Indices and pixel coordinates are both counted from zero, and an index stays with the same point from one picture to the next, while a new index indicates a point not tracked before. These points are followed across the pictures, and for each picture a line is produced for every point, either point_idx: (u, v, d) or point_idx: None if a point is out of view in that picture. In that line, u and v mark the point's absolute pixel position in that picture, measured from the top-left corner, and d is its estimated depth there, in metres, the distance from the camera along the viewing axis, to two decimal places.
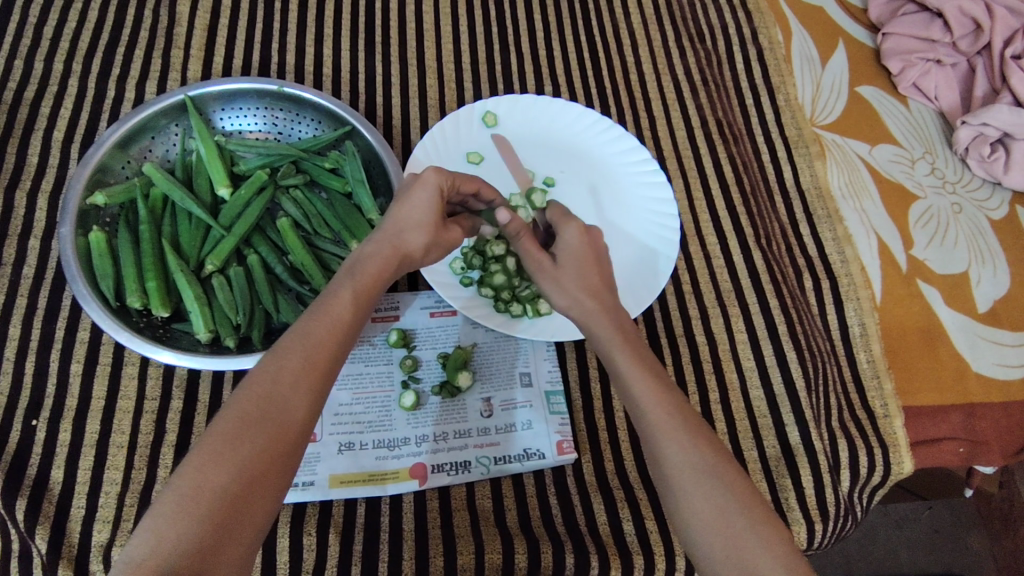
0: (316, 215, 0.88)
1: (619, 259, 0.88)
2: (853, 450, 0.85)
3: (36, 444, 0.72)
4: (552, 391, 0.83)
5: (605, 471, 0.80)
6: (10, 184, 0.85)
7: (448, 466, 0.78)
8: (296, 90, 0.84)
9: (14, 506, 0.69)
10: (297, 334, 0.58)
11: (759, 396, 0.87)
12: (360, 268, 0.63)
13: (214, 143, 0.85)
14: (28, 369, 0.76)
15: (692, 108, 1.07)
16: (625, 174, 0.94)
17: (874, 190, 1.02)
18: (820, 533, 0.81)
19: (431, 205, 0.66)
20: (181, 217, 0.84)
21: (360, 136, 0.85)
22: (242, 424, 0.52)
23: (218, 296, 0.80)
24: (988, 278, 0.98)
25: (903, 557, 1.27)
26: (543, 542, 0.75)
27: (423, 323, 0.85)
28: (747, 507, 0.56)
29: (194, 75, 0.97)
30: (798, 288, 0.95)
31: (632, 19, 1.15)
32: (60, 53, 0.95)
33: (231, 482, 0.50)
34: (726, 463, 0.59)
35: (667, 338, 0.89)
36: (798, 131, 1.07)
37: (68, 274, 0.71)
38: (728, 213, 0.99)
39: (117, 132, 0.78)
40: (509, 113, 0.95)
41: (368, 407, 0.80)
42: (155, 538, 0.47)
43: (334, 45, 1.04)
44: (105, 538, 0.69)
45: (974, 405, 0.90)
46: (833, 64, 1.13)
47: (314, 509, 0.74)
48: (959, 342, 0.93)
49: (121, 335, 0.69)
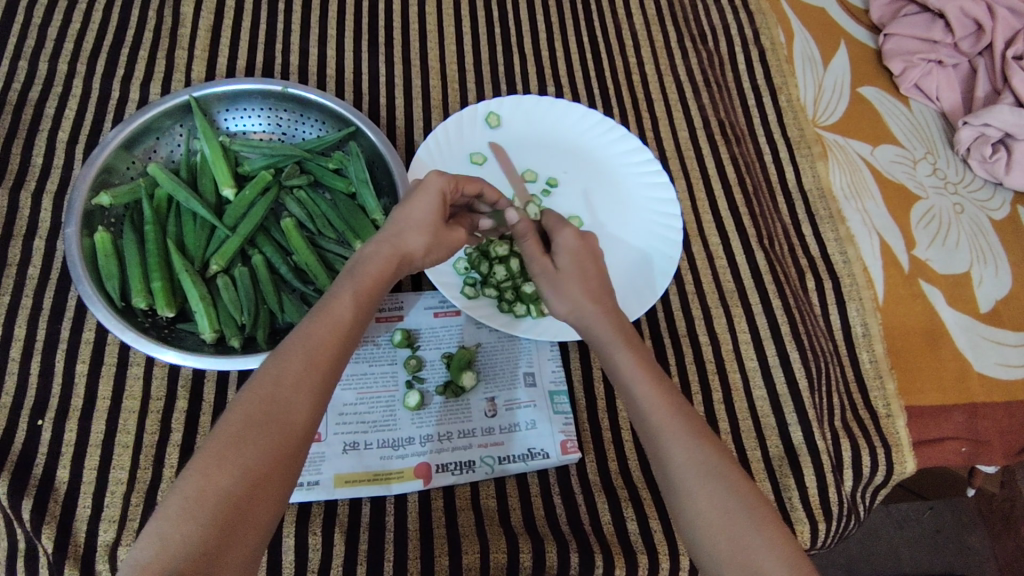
0: (321, 216, 0.88)
1: (621, 260, 0.89)
2: (855, 450, 0.85)
3: (41, 444, 0.72)
4: (555, 391, 0.83)
5: (610, 471, 0.80)
6: (15, 183, 0.85)
7: (452, 466, 0.78)
8: (300, 91, 0.85)
9: (20, 506, 0.69)
10: (299, 336, 0.58)
11: (762, 395, 0.87)
12: (360, 268, 0.63)
13: (219, 144, 0.85)
14: (34, 370, 0.76)
15: (695, 108, 1.07)
16: (628, 174, 0.94)
17: (876, 190, 1.02)
18: (823, 532, 0.82)
19: (433, 207, 0.67)
20: (186, 217, 0.85)
21: (364, 136, 0.85)
22: (246, 427, 0.52)
23: (223, 296, 0.80)
24: (990, 278, 0.98)
25: (903, 556, 1.28)
26: (548, 542, 0.75)
27: (427, 323, 0.86)
28: (751, 508, 0.56)
29: (197, 76, 0.97)
30: (800, 289, 0.95)
31: (634, 20, 1.15)
32: (65, 54, 0.95)
33: (235, 484, 0.50)
34: (730, 464, 0.59)
35: (670, 338, 0.89)
36: (800, 131, 1.07)
37: (74, 275, 0.71)
38: (730, 214, 0.99)
39: (122, 132, 0.79)
40: (512, 114, 0.95)
41: (373, 407, 0.80)
42: (161, 541, 0.47)
43: (338, 46, 1.04)
44: (111, 538, 0.70)
45: (976, 405, 0.90)
46: (835, 64, 1.13)
47: (319, 508, 0.74)
48: (961, 343, 0.93)
49: (127, 335, 0.70)
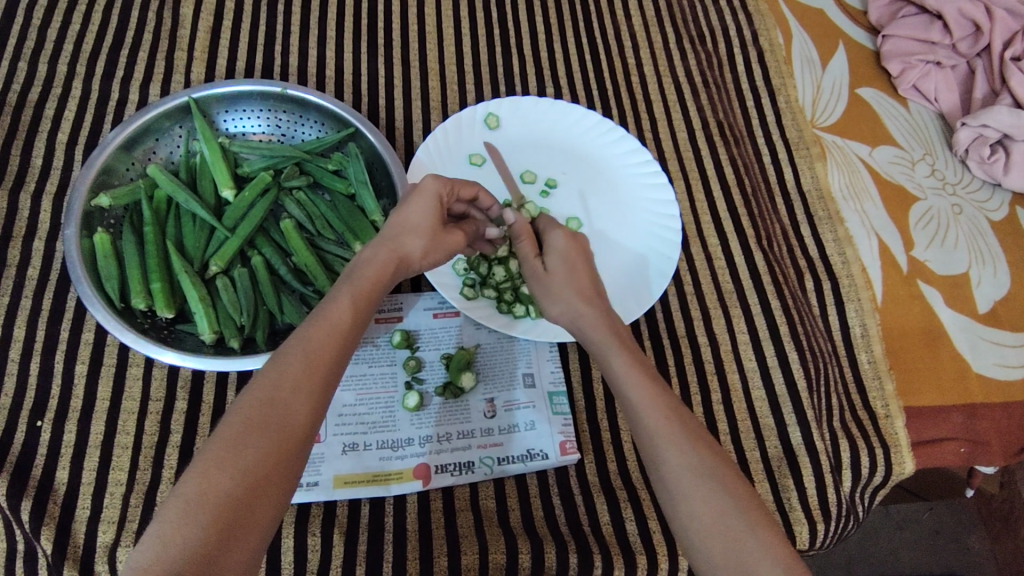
0: (320, 217, 0.88)
1: (618, 261, 0.89)
2: (854, 451, 0.85)
3: (41, 445, 0.73)
4: (555, 391, 0.83)
5: (608, 472, 0.81)
6: (15, 185, 0.86)
7: (451, 467, 0.78)
8: (299, 92, 0.85)
9: (19, 506, 0.69)
10: (298, 339, 0.58)
11: (761, 396, 0.87)
12: (359, 272, 0.63)
13: (218, 145, 0.85)
14: (33, 370, 0.76)
15: (694, 110, 1.07)
16: (627, 175, 0.94)
17: (874, 191, 1.03)
18: (822, 533, 0.82)
19: (430, 209, 0.67)
20: (185, 218, 0.85)
21: (363, 137, 0.85)
22: (245, 429, 0.52)
23: (222, 297, 0.81)
24: (988, 278, 0.98)
25: (903, 557, 1.28)
26: (547, 542, 0.75)
27: (426, 324, 0.86)
28: (746, 510, 0.56)
29: (197, 77, 0.97)
30: (799, 289, 0.95)
31: (633, 22, 1.15)
32: (65, 55, 0.96)
33: (235, 485, 0.50)
34: (725, 466, 0.59)
35: (670, 340, 0.89)
36: (799, 132, 1.07)
37: (74, 276, 0.70)
38: (729, 214, 0.99)
39: (122, 133, 0.78)
40: (510, 115, 0.96)
41: (372, 407, 0.80)
42: (162, 542, 0.47)
43: (337, 47, 1.04)
44: (110, 539, 0.70)
45: (974, 406, 0.90)
46: (834, 66, 1.13)
47: (319, 509, 0.74)
48: (960, 343, 0.93)
49: (127, 336, 0.69)
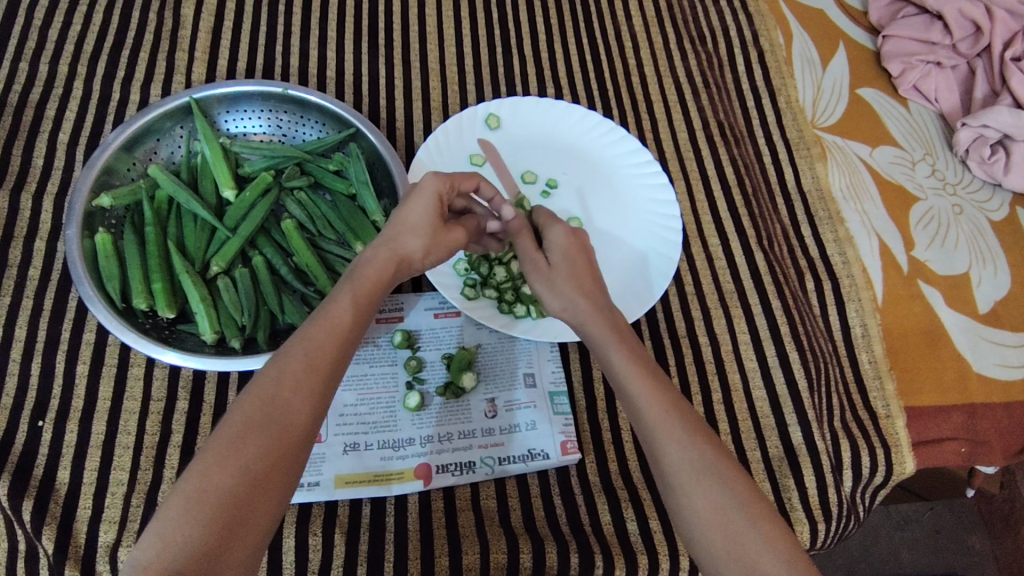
0: (321, 217, 0.88)
1: (618, 263, 0.89)
2: (855, 451, 0.85)
3: (42, 445, 0.73)
4: (556, 391, 0.84)
5: (609, 472, 0.80)
6: (16, 185, 0.86)
7: (453, 467, 0.78)
8: (299, 93, 0.85)
9: (20, 507, 0.69)
10: (299, 337, 0.58)
11: (761, 396, 0.87)
12: (359, 272, 0.63)
13: (219, 145, 0.85)
14: (34, 370, 0.76)
15: (694, 110, 1.07)
16: (627, 176, 0.94)
17: (874, 190, 1.03)
18: (823, 532, 0.82)
19: (429, 208, 0.67)
20: (186, 218, 0.85)
21: (363, 137, 0.85)
22: (246, 428, 0.52)
23: (224, 297, 0.81)
24: (989, 279, 0.99)
25: (903, 557, 1.28)
26: (548, 543, 0.75)
27: (427, 324, 0.86)
28: (748, 504, 0.56)
29: (198, 77, 0.97)
30: (799, 290, 0.95)
31: (633, 22, 1.15)
32: (66, 55, 0.96)
33: (235, 484, 0.50)
34: (726, 461, 0.59)
35: (671, 340, 0.89)
36: (799, 132, 1.07)
37: (74, 277, 0.71)
38: (730, 215, 0.99)
39: (123, 134, 0.79)
40: (511, 115, 0.96)
41: (373, 407, 0.80)
42: (162, 541, 0.47)
43: (337, 48, 1.04)
44: (111, 539, 0.70)
45: (975, 405, 0.90)
46: (834, 66, 1.13)
47: (320, 509, 0.74)
48: (960, 344, 0.93)
49: (128, 337, 0.70)
